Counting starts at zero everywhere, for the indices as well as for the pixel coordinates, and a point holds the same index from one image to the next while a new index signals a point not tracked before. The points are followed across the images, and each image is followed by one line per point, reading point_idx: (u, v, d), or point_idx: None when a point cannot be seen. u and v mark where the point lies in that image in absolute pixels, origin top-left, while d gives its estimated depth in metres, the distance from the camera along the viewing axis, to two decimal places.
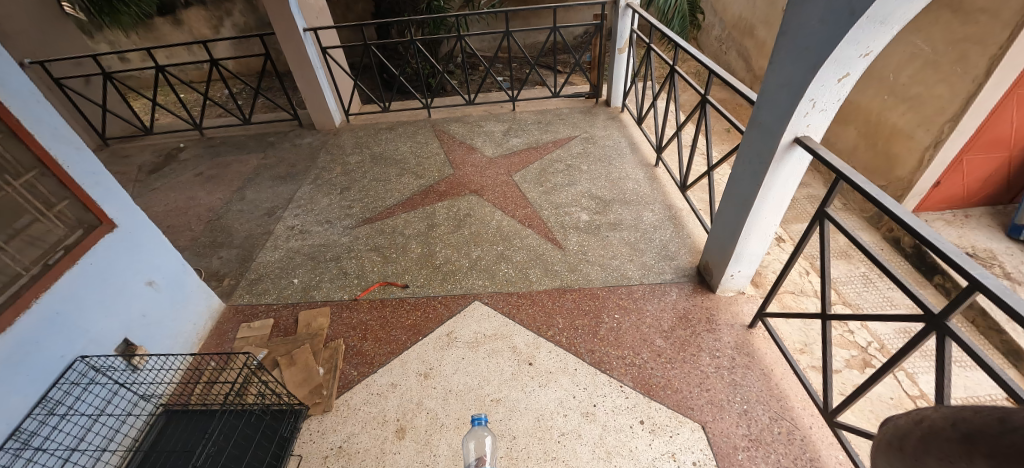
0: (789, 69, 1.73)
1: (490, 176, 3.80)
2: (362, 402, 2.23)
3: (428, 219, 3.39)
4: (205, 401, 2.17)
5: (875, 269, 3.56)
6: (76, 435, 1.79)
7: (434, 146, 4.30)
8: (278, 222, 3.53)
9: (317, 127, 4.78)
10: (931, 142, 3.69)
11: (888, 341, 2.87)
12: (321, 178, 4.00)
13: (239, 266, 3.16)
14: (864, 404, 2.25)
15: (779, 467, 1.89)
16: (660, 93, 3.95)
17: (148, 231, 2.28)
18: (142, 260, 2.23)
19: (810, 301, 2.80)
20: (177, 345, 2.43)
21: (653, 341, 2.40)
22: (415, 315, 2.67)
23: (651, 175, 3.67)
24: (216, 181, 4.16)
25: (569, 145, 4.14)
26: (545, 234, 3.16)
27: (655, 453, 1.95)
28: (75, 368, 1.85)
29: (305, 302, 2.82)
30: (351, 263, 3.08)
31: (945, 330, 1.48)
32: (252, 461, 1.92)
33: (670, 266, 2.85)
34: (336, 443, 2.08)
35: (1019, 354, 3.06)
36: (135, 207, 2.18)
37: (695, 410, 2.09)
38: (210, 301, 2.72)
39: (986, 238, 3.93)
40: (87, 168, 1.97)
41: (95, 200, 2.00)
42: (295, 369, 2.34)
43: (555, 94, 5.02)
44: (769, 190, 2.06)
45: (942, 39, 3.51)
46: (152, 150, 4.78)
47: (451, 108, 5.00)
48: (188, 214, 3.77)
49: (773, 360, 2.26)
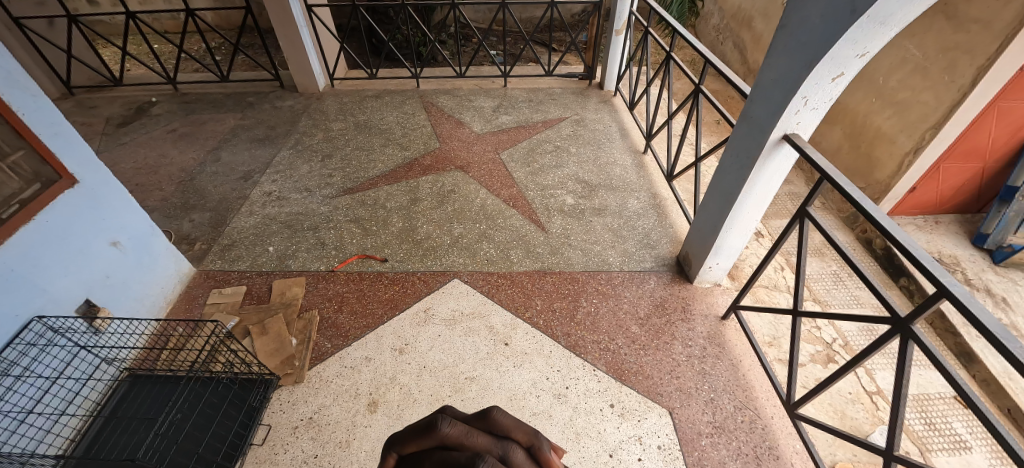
0: (784, 64, 1.71)
1: (477, 153, 3.74)
2: (335, 374, 2.21)
3: (411, 193, 3.32)
4: (171, 367, 2.11)
5: (846, 269, 3.68)
6: (33, 397, 1.73)
7: (421, 118, 4.18)
8: (255, 186, 3.41)
9: (299, 90, 4.59)
10: (911, 148, 3.77)
11: (852, 339, 2.95)
12: (302, 143, 3.87)
13: (212, 230, 3.05)
14: (824, 397, 2.36)
15: (739, 453, 1.96)
16: (654, 79, 3.89)
17: (113, 189, 2.17)
18: (105, 219, 2.13)
19: (783, 296, 2.87)
20: (143, 308, 2.36)
21: (629, 327, 2.44)
22: (393, 289, 2.64)
23: (639, 162, 3.66)
24: (190, 139, 3.98)
25: (559, 127, 4.08)
26: (529, 215, 3.14)
27: (622, 436, 2.00)
28: (32, 328, 1.77)
29: (280, 271, 2.76)
30: (330, 233, 3.01)
31: (909, 333, 1.54)
32: (218, 429, 1.91)
33: (651, 254, 2.88)
34: (306, 414, 2.06)
35: (971, 356, 3.20)
36: (98, 161, 2.06)
37: (664, 396, 2.14)
38: (180, 265, 2.63)
39: (953, 244, 4.08)
40: (45, 118, 1.83)
41: (54, 152, 1.88)
42: (266, 339, 2.29)
43: (547, 73, 4.92)
44: (752, 186, 2.07)
45: (934, 46, 3.53)
46: (121, 103, 4.53)
47: (441, 80, 4.85)
48: (158, 172, 3.60)
49: (742, 351, 2.33)
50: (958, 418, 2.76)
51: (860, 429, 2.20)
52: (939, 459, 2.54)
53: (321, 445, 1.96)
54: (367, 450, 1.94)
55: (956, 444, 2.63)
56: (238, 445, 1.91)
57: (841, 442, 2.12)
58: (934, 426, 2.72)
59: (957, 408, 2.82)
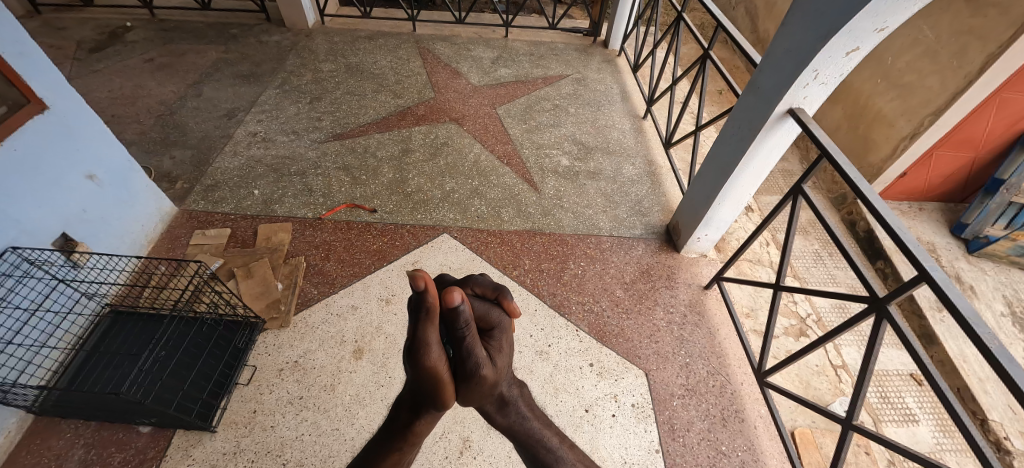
0: (799, 34, 1.64)
1: (472, 106, 3.61)
2: (320, 321, 2.23)
3: (403, 143, 3.23)
4: (154, 305, 2.10)
5: (827, 248, 3.76)
6: (13, 328, 1.71)
7: (416, 65, 3.99)
8: (239, 125, 3.27)
9: (287, 25, 4.31)
10: (909, 133, 3.77)
11: (825, 315, 3.07)
12: (289, 83, 3.68)
13: (194, 169, 2.94)
14: (793, 368, 2.47)
15: (707, 415, 2.07)
16: (661, 40, 3.74)
17: (88, 118, 2.05)
18: (80, 150, 2.02)
19: (764, 270, 2.93)
20: (123, 245, 2.31)
21: (614, 291, 2.48)
22: (381, 240, 2.62)
23: (637, 126, 3.60)
24: (168, 71, 3.75)
25: (559, 84, 3.95)
26: (522, 174, 3.09)
27: (599, 393, 2.08)
28: (7, 258, 1.71)
29: (266, 215, 2.70)
30: (317, 180, 2.93)
31: (884, 314, 1.59)
32: (203, 369, 1.93)
33: (641, 221, 2.88)
34: (292, 358, 2.09)
35: (931, 338, 3.37)
36: (70, 87, 1.92)
37: (642, 358, 2.22)
38: (162, 204, 2.56)
39: (932, 231, 4.19)
40: (8, 35, 1.68)
41: (20, 75, 1.75)
42: (252, 282, 2.28)
43: (551, 26, 4.68)
44: (749, 160, 2.05)
45: (948, 28, 3.43)
46: (93, 25, 4.21)
47: (439, 24, 4.59)
48: (135, 104, 3.42)
49: (721, 321, 2.41)
50: (910, 393, 2.94)
51: (821, 398, 2.35)
52: (889, 430, 2.72)
53: (306, 387, 2.01)
54: (352, 394, 2.00)
55: (905, 417, 2.81)
56: (223, 384, 1.94)
57: (802, 409, 2.26)
58: (888, 400, 2.89)
59: (912, 384, 3.00)
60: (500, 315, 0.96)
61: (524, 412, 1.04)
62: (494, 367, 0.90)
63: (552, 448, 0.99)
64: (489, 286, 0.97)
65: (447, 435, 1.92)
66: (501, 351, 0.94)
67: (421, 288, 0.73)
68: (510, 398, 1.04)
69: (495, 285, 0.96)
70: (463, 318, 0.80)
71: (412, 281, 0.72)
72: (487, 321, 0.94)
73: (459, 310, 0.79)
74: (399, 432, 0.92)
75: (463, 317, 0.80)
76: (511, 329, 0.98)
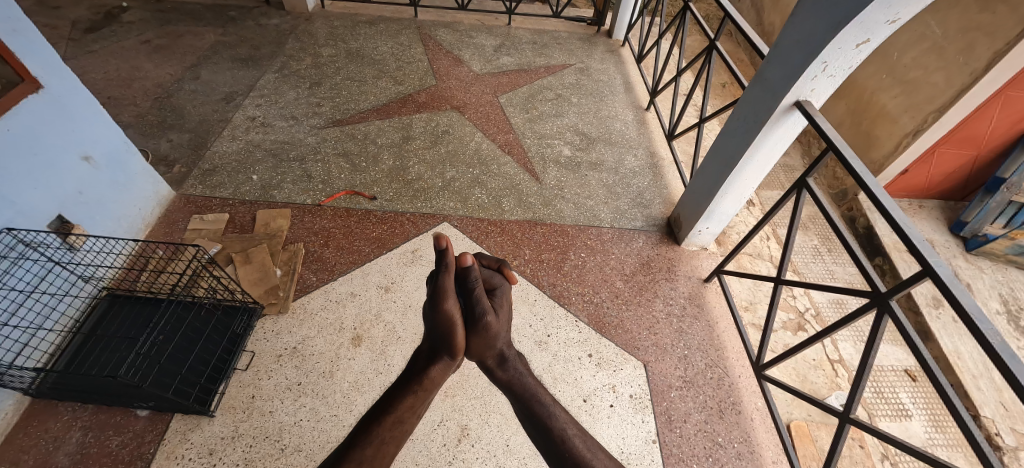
0: (809, 24, 1.62)
1: (474, 94, 3.57)
2: (320, 307, 2.22)
3: (403, 130, 3.19)
4: (152, 289, 2.08)
5: (825, 244, 3.77)
6: (8, 310, 1.69)
7: (418, 51, 3.93)
8: (237, 109, 3.23)
9: (286, 9, 4.23)
10: (912, 129, 3.76)
11: (823, 309, 3.08)
12: (288, 67, 3.63)
13: (192, 153, 2.91)
14: (790, 362, 2.48)
15: (705, 406, 2.08)
16: (666, 30, 3.69)
17: (84, 98, 2.01)
18: (75, 130, 1.99)
19: (764, 265, 2.93)
20: (119, 228, 2.28)
21: (614, 283, 2.48)
22: (381, 228, 2.60)
23: (640, 118, 3.57)
24: (166, 53, 3.68)
25: (562, 74, 3.90)
26: (523, 164, 3.07)
27: (597, 383, 2.09)
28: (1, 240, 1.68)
29: (264, 201, 2.68)
30: (316, 166, 2.90)
31: (886, 308, 1.59)
32: (202, 353, 1.93)
33: (642, 213, 2.87)
34: (290, 344, 2.08)
35: (927, 334, 3.39)
36: (65, 66, 1.88)
37: (641, 350, 2.22)
38: (159, 187, 2.53)
39: (931, 228, 4.19)
40: (1, 11, 1.63)
41: (14, 53, 1.70)
42: (250, 268, 2.26)
43: (554, 14, 4.61)
44: (754, 153, 2.04)
45: (956, 24, 3.39)
46: (88, 5, 4.13)
47: (441, 11, 4.51)
48: (132, 86, 3.37)
49: (720, 314, 2.41)
50: (904, 389, 2.96)
51: (817, 392, 2.36)
52: (882, 424, 2.74)
53: (304, 374, 2.00)
54: (350, 381, 2.00)
55: (898, 412, 2.83)
56: (221, 369, 1.94)
57: (799, 403, 2.28)
58: (881, 395, 2.91)
59: (906, 380, 3.02)
60: (501, 280, 1.27)
61: (521, 369, 1.23)
62: (495, 317, 1.19)
63: (546, 404, 1.12)
64: (492, 259, 1.30)
65: (444, 422, 1.92)
66: (503, 306, 1.24)
67: (443, 248, 1.02)
68: (509, 357, 1.24)
69: (497, 258, 1.30)
70: (472, 275, 1.12)
71: (437, 243, 1.01)
72: (490, 284, 1.25)
73: (470, 269, 1.12)
74: (416, 378, 1.14)
75: (471, 275, 1.11)
76: (509, 293, 1.27)
